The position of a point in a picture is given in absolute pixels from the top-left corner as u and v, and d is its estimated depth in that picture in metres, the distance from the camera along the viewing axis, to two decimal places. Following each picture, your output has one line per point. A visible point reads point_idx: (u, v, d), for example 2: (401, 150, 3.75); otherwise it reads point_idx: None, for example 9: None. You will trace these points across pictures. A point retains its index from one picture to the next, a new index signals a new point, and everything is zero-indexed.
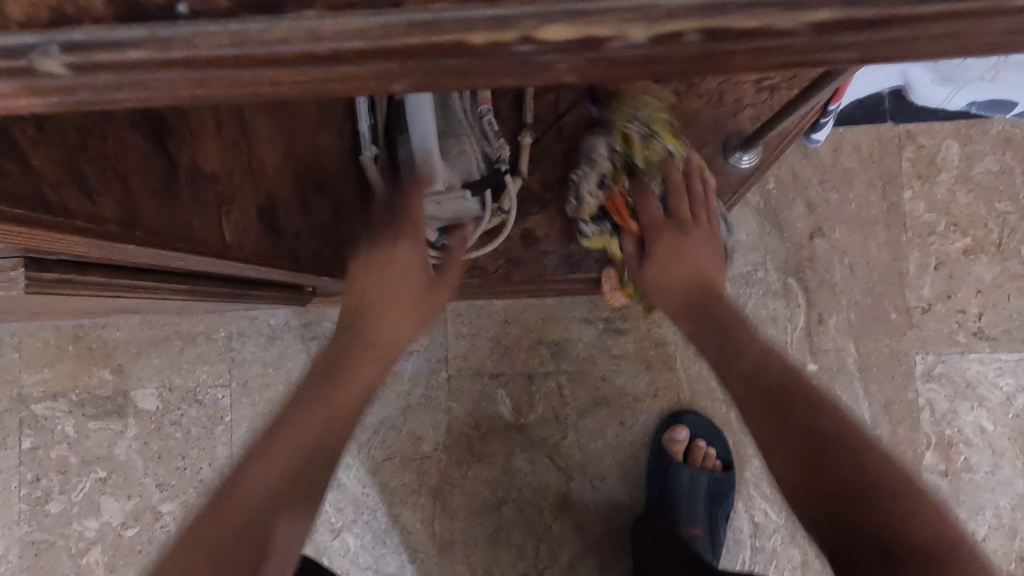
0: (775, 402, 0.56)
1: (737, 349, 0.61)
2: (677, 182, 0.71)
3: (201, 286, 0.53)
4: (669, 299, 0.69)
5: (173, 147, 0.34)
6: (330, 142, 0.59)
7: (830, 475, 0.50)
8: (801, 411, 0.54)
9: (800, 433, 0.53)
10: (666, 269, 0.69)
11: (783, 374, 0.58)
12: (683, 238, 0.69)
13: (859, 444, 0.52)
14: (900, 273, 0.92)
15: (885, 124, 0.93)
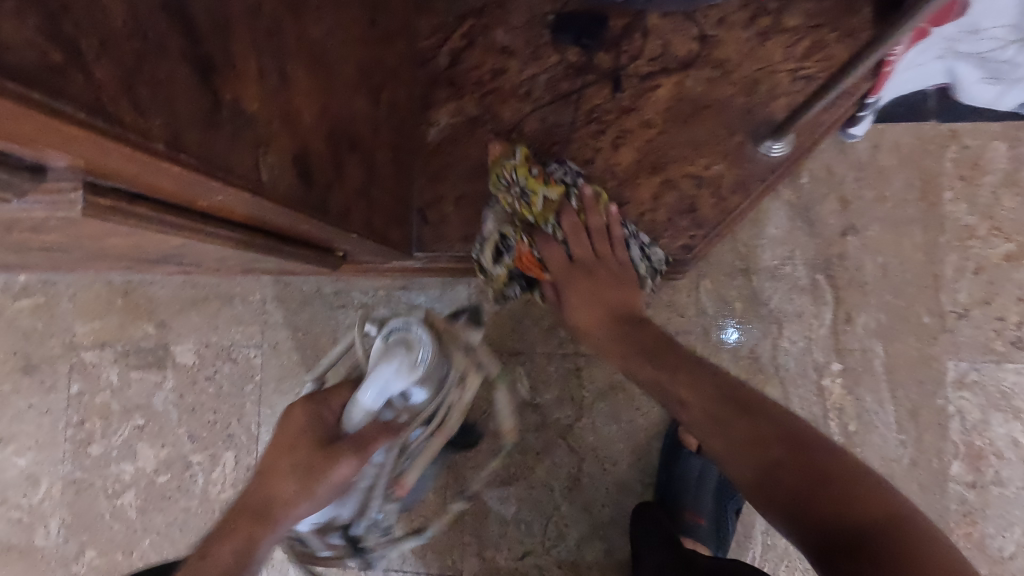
0: (716, 420, 0.62)
1: (680, 374, 0.68)
2: (574, 227, 0.79)
3: (237, 234, 0.57)
4: (594, 329, 0.78)
5: (217, 85, 0.37)
6: (363, 106, 0.62)
7: (771, 477, 0.55)
8: (737, 419, 0.61)
9: (740, 441, 0.59)
10: (584, 305, 0.78)
11: (719, 388, 0.65)
12: (594, 282, 0.79)
13: (793, 439, 0.57)
14: (936, 275, 0.89)
15: (929, 122, 0.90)
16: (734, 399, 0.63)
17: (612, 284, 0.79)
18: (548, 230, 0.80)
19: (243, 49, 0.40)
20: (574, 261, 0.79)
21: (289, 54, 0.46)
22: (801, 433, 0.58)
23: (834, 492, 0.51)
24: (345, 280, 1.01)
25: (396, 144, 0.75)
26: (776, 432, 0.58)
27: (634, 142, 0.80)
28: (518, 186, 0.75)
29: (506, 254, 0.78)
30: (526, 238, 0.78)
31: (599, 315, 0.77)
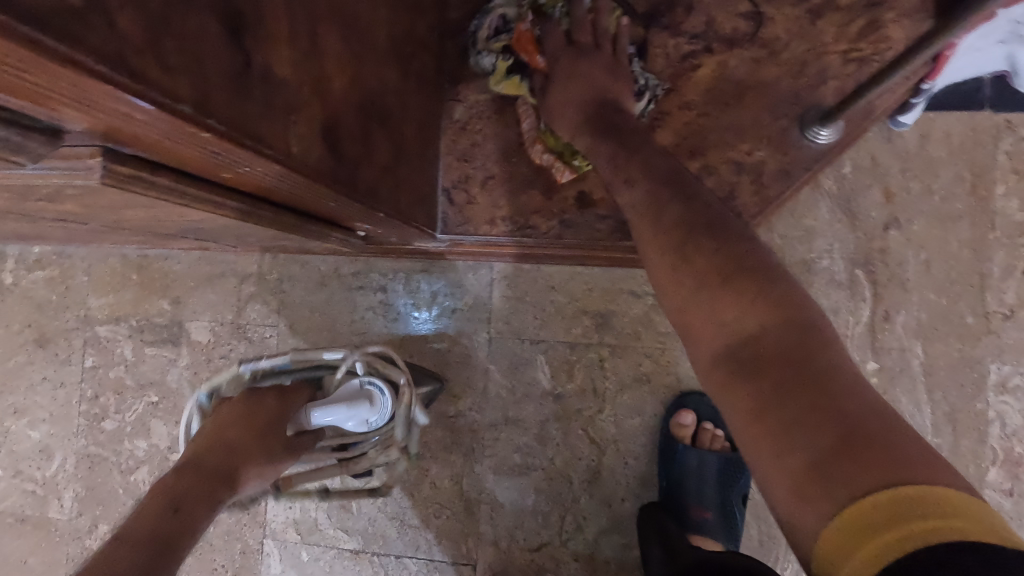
0: (684, 222, 0.51)
1: (676, 243, 0.51)
2: (580, 16, 0.71)
3: (259, 209, 0.54)
4: (573, 128, 0.68)
5: (247, 46, 0.34)
6: (392, 78, 0.59)
7: (722, 293, 0.46)
8: (713, 272, 0.47)
9: (705, 250, 0.49)
10: (570, 98, 0.68)
11: (729, 267, 0.47)
12: (584, 63, 0.69)
13: (762, 263, 0.47)
14: (982, 274, 0.85)
15: (984, 112, 0.85)
16: (746, 280, 0.45)
17: (599, 69, 0.69)
18: (556, 15, 0.73)
19: (275, 8, 0.36)
20: (570, 45, 0.71)
21: (321, 17, 0.43)
22: (826, 351, 0.40)
23: (836, 438, 0.36)
24: (364, 261, 0.98)
25: (424, 120, 0.71)
26: (791, 341, 0.41)
27: (673, 124, 0.76)
28: None
29: (504, 32, 0.73)
30: (529, 15, 0.73)
31: (586, 108, 0.67)
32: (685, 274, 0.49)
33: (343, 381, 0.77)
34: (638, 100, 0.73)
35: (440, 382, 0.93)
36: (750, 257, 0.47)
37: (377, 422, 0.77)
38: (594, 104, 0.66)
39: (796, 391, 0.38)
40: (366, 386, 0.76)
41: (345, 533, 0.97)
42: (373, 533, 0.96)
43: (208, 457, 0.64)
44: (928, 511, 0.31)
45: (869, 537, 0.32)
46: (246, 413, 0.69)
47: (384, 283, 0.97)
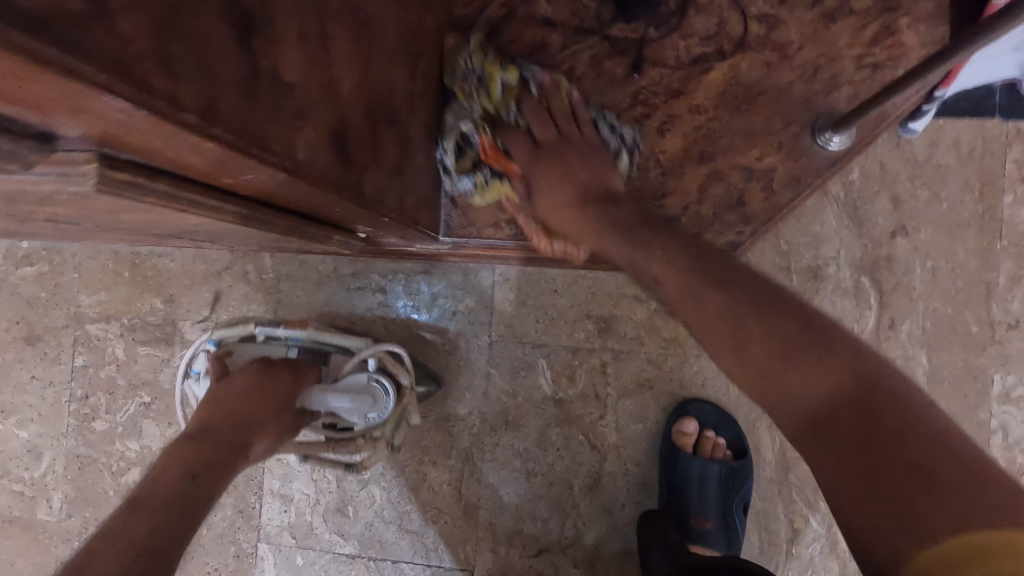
0: (705, 289, 0.53)
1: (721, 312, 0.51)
2: (540, 104, 0.68)
3: (259, 213, 0.52)
4: (578, 229, 0.66)
5: (255, 46, 0.32)
6: (399, 77, 0.57)
7: (771, 352, 0.47)
8: (758, 333, 0.48)
9: (740, 309, 0.50)
10: (563, 207, 0.66)
11: (782, 336, 0.47)
12: (561, 161, 0.66)
13: (795, 313, 0.49)
14: (988, 283, 0.84)
15: (993, 120, 0.84)
16: (802, 351, 0.46)
17: (578, 162, 0.66)
18: (511, 120, 0.69)
19: (283, 6, 0.34)
20: (538, 145, 0.67)
21: (329, 16, 0.41)
22: (898, 405, 0.41)
23: (922, 501, 0.37)
24: (363, 261, 0.96)
25: (429, 119, 0.69)
26: (857, 406, 0.42)
27: (683, 128, 0.75)
28: (476, 84, 0.69)
29: (469, 149, 0.70)
30: (487, 129, 0.68)
31: (585, 208, 0.64)
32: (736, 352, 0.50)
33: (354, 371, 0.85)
34: (618, 161, 0.72)
35: (438, 385, 0.93)
36: (799, 324, 0.48)
37: (373, 418, 0.83)
38: (583, 190, 0.65)
39: (874, 463, 0.40)
40: (373, 382, 0.83)
41: (342, 537, 0.95)
42: (370, 537, 0.95)
43: (219, 430, 0.67)
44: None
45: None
46: (254, 394, 0.72)
47: (383, 284, 0.95)
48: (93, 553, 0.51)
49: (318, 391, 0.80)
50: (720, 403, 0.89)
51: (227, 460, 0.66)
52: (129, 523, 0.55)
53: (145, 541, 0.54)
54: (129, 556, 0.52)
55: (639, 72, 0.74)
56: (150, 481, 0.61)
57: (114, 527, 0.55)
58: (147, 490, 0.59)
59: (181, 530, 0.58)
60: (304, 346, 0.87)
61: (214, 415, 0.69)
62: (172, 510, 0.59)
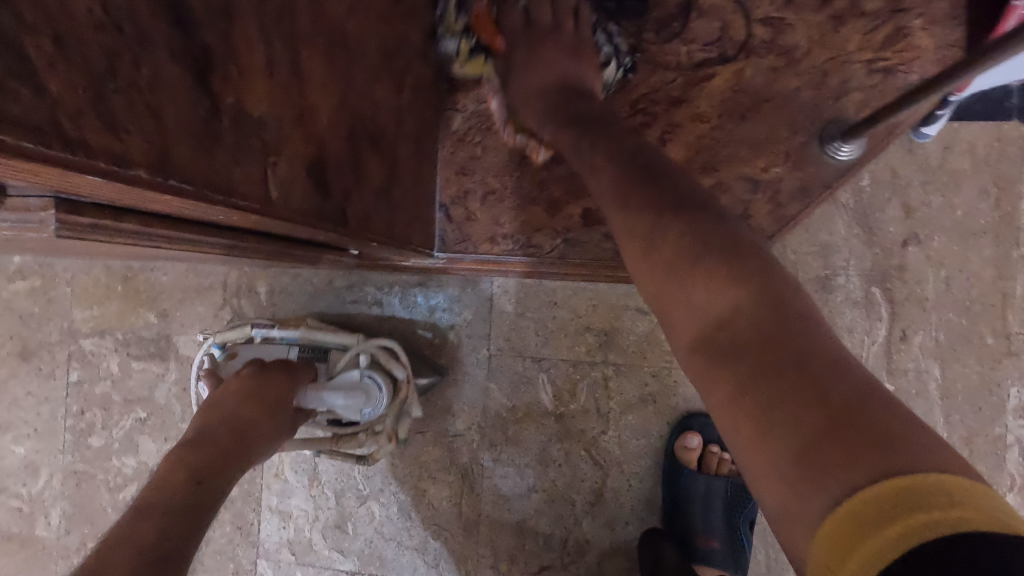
0: (634, 186, 0.48)
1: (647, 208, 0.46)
2: None
3: (240, 242, 0.50)
4: (535, 112, 0.62)
5: (217, 86, 0.30)
6: (385, 95, 0.55)
7: (685, 258, 0.42)
8: (677, 238, 0.43)
9: (664, 209, 0.45)
10: (531, 90, 0.63)
11: (703, 240, 0.42)
12: (543, 48, 0.64)
13: (724, 223, 0.44)
14: (1004, 293, 0.81)
15: (1010, 123, 0.81)
16: (720, 257, 0.41)
17: (564, 55, 0.64)
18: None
19: (250, 38, 0.32)
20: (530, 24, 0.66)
21: (304, 41, 0.38)
22: (804, 327, 0.37)
23: (819, 422, 0.32)
24: (358, 273, 0.93)
25: (420, 133, 0.67)
26: (765, 321, 0.37)
27: (685, 137, 0.72)
28: None
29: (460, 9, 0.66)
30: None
31: (545, 97, 0.61)
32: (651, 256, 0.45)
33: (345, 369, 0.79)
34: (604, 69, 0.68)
35: (441, 376, 0.90)
36: (722, 229, 0.43)
37: (369, 413, 0.77)
38: (553, 88, 0.61)
39: (775, 373, 0.35)
40: (365, 378, 0.78)
41: (341, 554, 0.94)
42: (369, 553, 0.93)
43: (217, 434, 0.62)
44: (910, 492, 0.28)
45: (866, 540, 0.28)
46: (251, 393, 0.67)
47: (379, 296, 0.93)
48: (100, 560, 0.46)
49: (313, 390, 0.74)
50: None
51: (230, 465, 0.61)
52: (119, 534, 0.49)
53: (155, 547, 0.49)
54: (141, 561, 0.46)
55: (634, 73, 0.72)
56: (150, 492, 0.55)
57: (119, 534, 0.49)
58: (146, 498, 0.54)
59: (189, 535, 0.53)
60: (302, 345, 0.83)
61: (210, 421, 0.64)
62: (170, 514, 0.53)
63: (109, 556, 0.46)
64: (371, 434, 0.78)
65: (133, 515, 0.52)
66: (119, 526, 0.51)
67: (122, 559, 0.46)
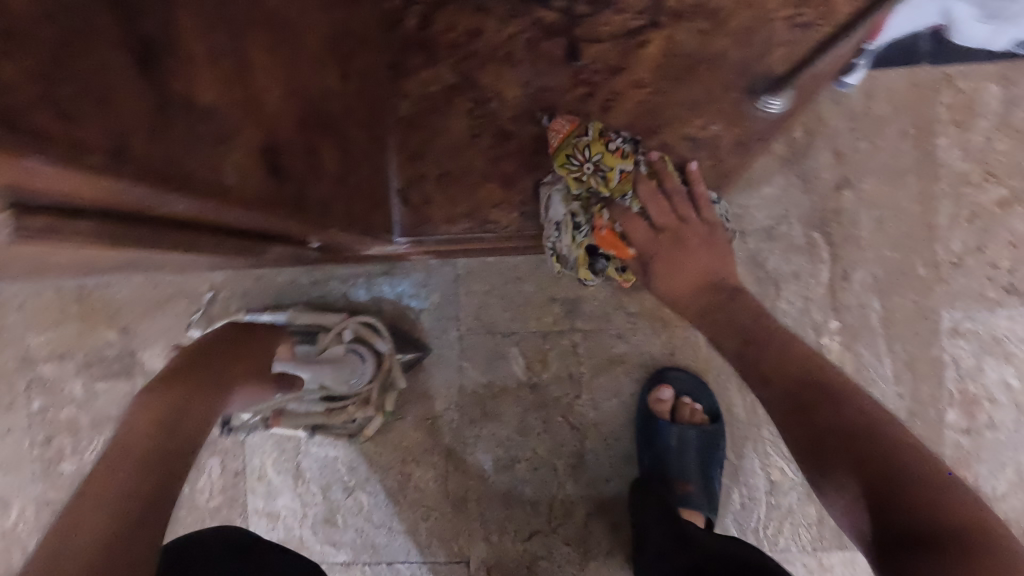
0: (794, 397, 0.60)
1: (759, 358, 0.66)
2: (650, 189, 0.75)
3: (199, 239, 0.50)
4: (692, 307, 0.77)
5: (163, 74, 0.31)
6: (332, 83, 0.56)
7: (826, 437, 0.54)
8: (831, 420, 0.55)
9: (789, 394, 0.61)
10: (682, 284, 0.76)
11: (840, 430, 0.54)
12: (680, 254, 0.76)
13: (837, 394, 0.58)
14: (931, 226, 0.88)
15: (922, 67, 0.87)
16: (808, 400, 0.59)
17: (701, 247, 0.77)
18: (627, 198, 0.75)
19: (190, 26, 0.33)
20: (656, 226, 0.76)
21: (244, 28, 0.39)
22: (914, 477, 0.46)
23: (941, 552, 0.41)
24: (323, 269, 0.93)
25: (371, 119, 0.67)
26: (891, 443, 0.50)
27: (626, 105, 0.75)
28: (594, 165, 0.72)
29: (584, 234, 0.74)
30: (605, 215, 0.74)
31: (699, 295, 0.76)
32: (772, 391, 0.62)
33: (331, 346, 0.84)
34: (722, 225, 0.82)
35: (425, 351, 0.92)
36: (829, 373, 0.61)
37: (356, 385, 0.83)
38: (712, 289, 0.76)
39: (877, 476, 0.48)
40: (351, 352, 0.83)
41: (333, 547, 0.95)
42: (362, 543, 0.94)
43: None
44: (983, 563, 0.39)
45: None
46: None
47: (345, 289, 0.94)
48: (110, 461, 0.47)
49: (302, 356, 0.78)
50: (694, 369, 0.91)
51: None
52: None
53: None
54: None
55: (579, 60, 0.74)
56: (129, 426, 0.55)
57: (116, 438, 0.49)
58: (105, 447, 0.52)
59: None
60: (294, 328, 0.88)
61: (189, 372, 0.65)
62: None
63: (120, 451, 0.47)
64: (361, 405, 0.87)
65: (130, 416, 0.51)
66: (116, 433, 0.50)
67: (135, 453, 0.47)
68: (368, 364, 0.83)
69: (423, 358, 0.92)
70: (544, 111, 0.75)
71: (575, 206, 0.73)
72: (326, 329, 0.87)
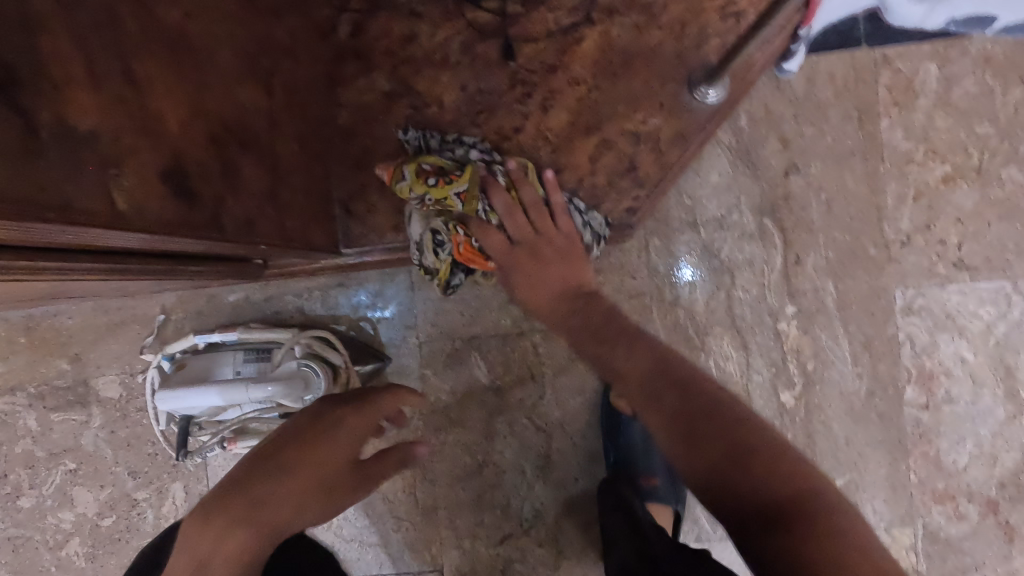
0: (653, 389, 0.57)
1: (619, 354, 0.64)
2: (524, 198, 0.72)
3: (120, 264, 0.49)
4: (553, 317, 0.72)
5: (27, 100, 0.30)
6: (254, 99, 0.55)
7: (701, 435, 0.51)
8: (713, 437, 0.50)
9: (651, 362, 0.61)
10: (543, 295, 0.72)
11: (718, 430, 0.51)
12: (540, 264, 0.72)
13: (721, 403, 0.54)
14: (878, 206, 0.89)
15: (861, 50, 0.88)
16: (675, 377, 0.58)
17: (561, 262, 0.73)
18: (482, 208, 0.71)
19: (62, 52, 0.32)
20: (518, 238, 0.72)
21: (135, 50, 0.38)
22: (828, 516, 0.44)
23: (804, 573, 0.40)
24: (275, 284, 0.92)
25: (304, 131, 0.66)
26: (746, 432, 0.50)
27: (565, 103, 0.74)
28: (441, 162, 0.70)
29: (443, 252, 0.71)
30: (461, 228, 0.71)
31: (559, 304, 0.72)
32: (613, 365, 0.62)
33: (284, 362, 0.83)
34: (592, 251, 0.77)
35: (384, 361, 0.91)
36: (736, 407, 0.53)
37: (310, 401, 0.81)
38: (568, 297, 0.72)
39: (735, 466, 0.48)
40: (303, 367, 0.81)
41: None
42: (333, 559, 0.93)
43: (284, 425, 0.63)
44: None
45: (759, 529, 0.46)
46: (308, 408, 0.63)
47: (299, 303, 0.92)
48: (296, 511, 0.56)
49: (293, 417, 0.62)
50: None
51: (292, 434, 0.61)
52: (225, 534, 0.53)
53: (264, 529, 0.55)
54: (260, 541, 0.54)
55: (515, 60, 0.74)
56: (270, 467, 0.56)
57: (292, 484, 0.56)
58: (221, 500, 0.54)
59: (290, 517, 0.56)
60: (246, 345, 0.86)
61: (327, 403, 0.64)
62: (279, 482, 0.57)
63: (303, 503, 0.56)
64: None
65: (304, 458, 0.57)
66: (288, 476, 0.56)
67: (320, 505, 0.58)
68: (322, 379, 0.81)
69: (383, 368, 0.91)
70: (484, 113, 0.75)
71: (429, 212, 0.70)
72: (279, 345, 0.85)
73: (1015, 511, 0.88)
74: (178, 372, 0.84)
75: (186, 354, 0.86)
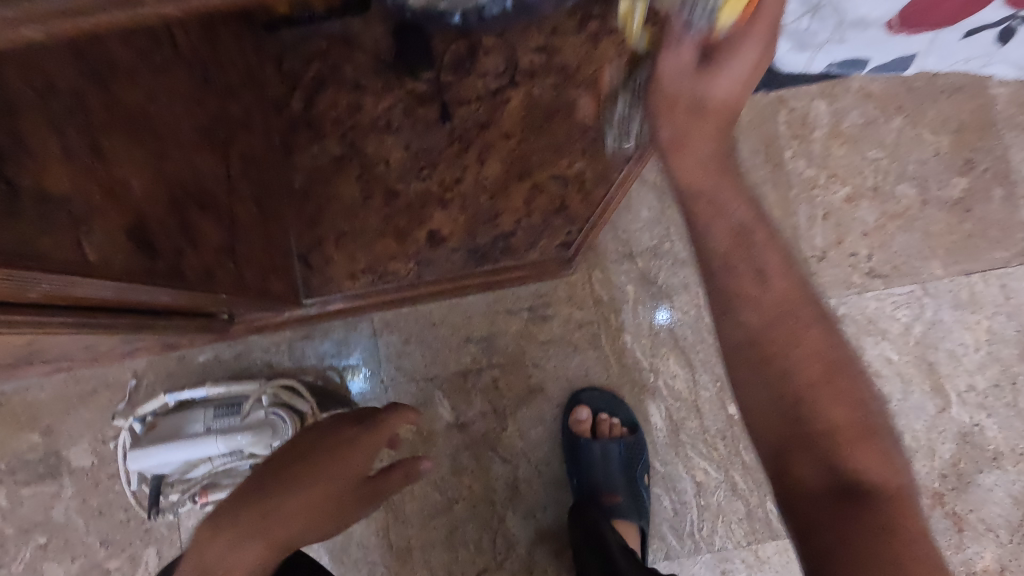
0: (797, 437, 0.48)
1: (761, 367, 0.49)
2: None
3: (91, 320, 0.54)
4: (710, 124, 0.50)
5: (14, 174, 0.36)
6: (210, 166, 0.62)
7: (838, 521, 0.45)
8: (828, 501, 0.46)
9: (790, 403, 0.48)
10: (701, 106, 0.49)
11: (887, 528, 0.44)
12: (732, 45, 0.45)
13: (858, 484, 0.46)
14: (793, 227, 0.98)
15: (759, 93, 1.00)
16: (826, 430, 0.47)
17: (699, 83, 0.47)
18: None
19: (39, 130, 0.38)
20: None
21: (103, 129, 0.45)
22: None
23: None
24: (243, 341, 0.97)
25: (260, 193, 0.74)
26: (886, 474, 0.47)
27: (498, 154, 0.84)
28: None
29: None
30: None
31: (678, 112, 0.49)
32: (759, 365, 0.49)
33: (252, 412, 0.86)
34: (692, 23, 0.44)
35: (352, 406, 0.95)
36: (865, 419, 0.48)
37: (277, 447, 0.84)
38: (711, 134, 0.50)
39: (857, 511, 0.45)
40: (270, 415, 0.85)
41: None
42: None
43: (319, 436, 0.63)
44: None
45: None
46: (345, 425, 0.64)
47: (267, 357, 0.97)
48: (305, 528, 0.58)
49: (326, 429, 0.64)
50: (607, 387, 0.96)
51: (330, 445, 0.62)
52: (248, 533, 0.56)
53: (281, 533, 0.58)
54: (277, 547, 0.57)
55: (450, 120, 0.83)
56: (285, 482, 0.58)
57: (311, 499, 0.59)
58: (240, 503, 0.57)
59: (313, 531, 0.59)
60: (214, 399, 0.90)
61: (337, 424, 0.64)
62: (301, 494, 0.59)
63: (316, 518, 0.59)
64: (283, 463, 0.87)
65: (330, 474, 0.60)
66: (297, 493, 0.58)
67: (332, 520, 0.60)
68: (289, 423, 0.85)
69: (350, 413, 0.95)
70: (427, 168, 0.83)
71: None
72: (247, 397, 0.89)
73: (960, 500, 0.93)
74: (149, 431, 0.87)
75: (157, 415, 0.89)
